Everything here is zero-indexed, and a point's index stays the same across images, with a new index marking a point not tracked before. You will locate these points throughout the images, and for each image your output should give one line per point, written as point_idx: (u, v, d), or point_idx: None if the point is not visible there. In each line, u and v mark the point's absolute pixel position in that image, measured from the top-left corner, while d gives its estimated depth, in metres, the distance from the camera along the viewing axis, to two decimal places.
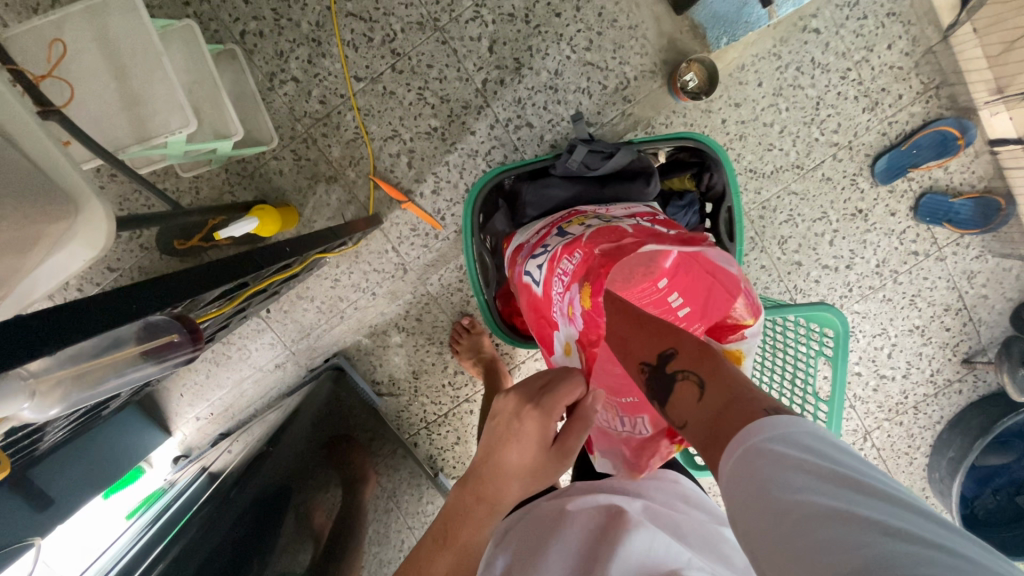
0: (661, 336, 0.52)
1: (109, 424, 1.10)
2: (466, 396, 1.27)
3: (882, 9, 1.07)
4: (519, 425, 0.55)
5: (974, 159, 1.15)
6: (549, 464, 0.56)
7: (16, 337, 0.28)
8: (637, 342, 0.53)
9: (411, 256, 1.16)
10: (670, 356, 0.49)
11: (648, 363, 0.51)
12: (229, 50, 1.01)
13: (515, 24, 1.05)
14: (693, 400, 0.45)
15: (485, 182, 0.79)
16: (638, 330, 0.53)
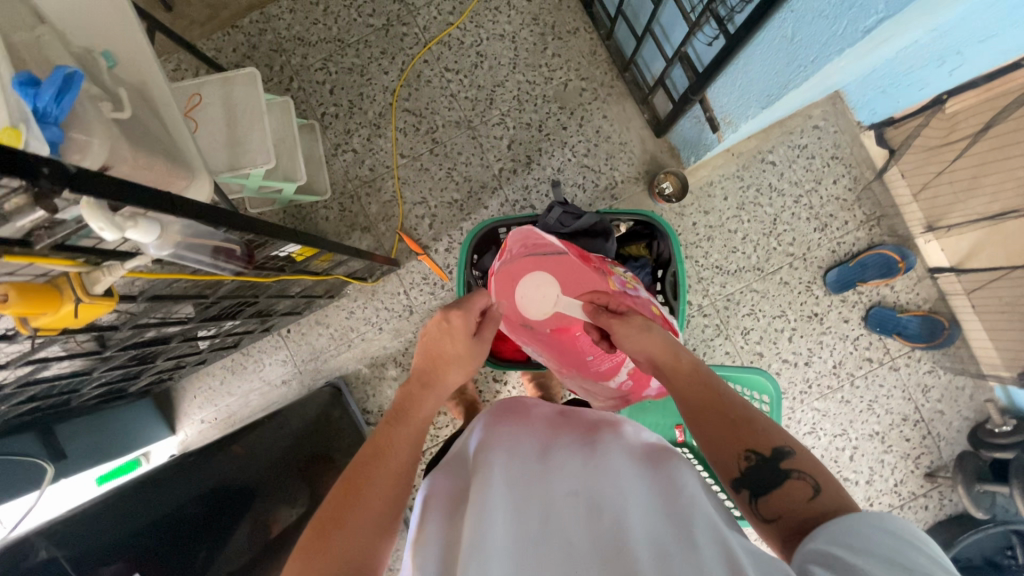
0: (765, 434, 0.55)
1: (126, 405, 1.25)
2: (447, 438, 1.37)
3: (827, 153, 1.33)
4: (447, 324, 0.71)
5: (917, 282, 1.32)
6: (474, 350, 0.73)
7: (173, 201, 0.47)
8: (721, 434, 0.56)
9: (418, 301, 1.35)
10: (782, 454, 0.53)
11: (752, 457, 0.54)
12: (310, 124, 1.32)
13: (530, 131, 1.35)
14: (800, 501, 0.51)
15: (481, 228, 1.00)
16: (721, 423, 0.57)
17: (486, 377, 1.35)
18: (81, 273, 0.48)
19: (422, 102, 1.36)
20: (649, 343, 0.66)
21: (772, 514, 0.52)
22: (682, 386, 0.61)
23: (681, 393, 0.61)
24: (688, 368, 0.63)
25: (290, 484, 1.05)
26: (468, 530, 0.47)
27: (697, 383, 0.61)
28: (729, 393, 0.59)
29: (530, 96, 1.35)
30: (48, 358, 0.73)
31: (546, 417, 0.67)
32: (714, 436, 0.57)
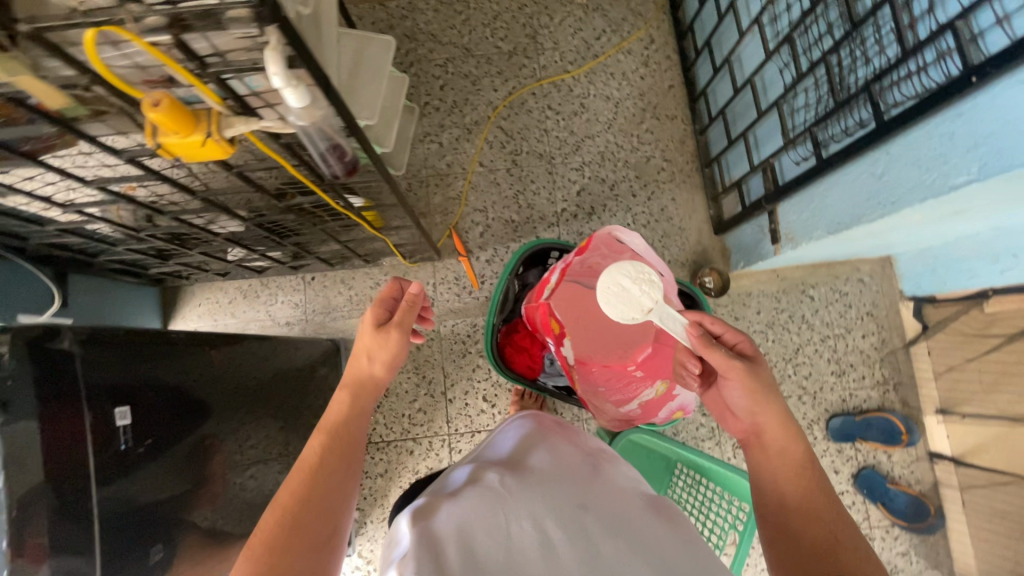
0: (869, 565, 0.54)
1: (136, 286, 1.26)
2: (416, 437, 1.34)
3: (864, 307, 1.37)
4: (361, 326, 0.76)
5: (915, 460, 1.32)
6: (379, 338, 0.75)
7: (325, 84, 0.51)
8: (805, 544, 0.57)
9: (442, 297, 1.37)
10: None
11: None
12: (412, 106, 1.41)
13: (602, 186, 1.42)
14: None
15: (538, 244, 1.04)
16: (810, 526, 0.58)
17: (476, 391, 1.35)
18: (221, 118, 0.52)
19: (516, 125, 1.45)
20: (767, 431, 0.66)
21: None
22: (789, 486, 0.62)
23: (785, 490, 0.62)
24: (796, 466, 0.63)
25: (258, 413, 0.98)
26: (488, 534, 0.67)
27: (805, 487, 0.61)
28: (836, 511, 0.59)
29: (613, 157, 1.44)
30: (118, 198, 0.76)
31: (555, 447, 0.95)
32: (801, 543, 0.58)
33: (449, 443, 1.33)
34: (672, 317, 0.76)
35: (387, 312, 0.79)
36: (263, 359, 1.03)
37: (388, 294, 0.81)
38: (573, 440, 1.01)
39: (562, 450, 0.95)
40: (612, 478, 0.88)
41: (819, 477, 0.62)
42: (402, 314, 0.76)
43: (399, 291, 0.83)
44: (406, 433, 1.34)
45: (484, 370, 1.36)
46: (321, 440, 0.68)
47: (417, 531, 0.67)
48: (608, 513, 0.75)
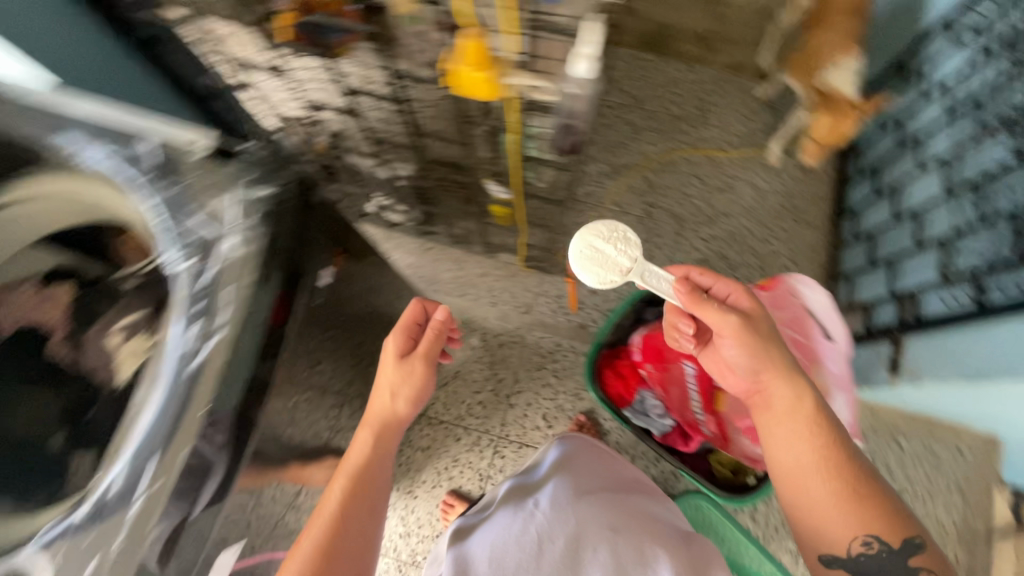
0: (892, 529, 0.67)
1: None
2: (467, 427, 1.35)
3: (955, 477, 1.29)
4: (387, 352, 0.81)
5: None
6: (406, 371, 0.79)
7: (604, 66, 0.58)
8: (833, 507, 0.68)
9: (538, 308, 1.41)
10: (905, 541, 0.67)
11: (874, 544, 0.67)
12: None
13: (723, 262, 1.44)
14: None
15: None
16: (840, 486, 0.69)
17: (537, 407, 1.36)
18: (506, 72, 0.60)
19: (660, 181, 1.51)
20: (785, 433, 0.73)
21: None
22: (822, 485, 0.69)
23: (813, 491, 0.69)
24: (815, 449, 0.71)
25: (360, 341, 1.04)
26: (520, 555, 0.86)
27: (826, 472, 0.69)
28: (864, 485, 0.69)
29: (743, 241, 1.46)
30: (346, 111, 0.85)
31: (581, 474, 1.05)
32: (830, 498, 0.69)
33: (495, 446, 1.34)
34: (653, 274, 0.84)
35: (413, 341, 0.82)
36: (378, 296, 1.10)
37: (411, 318, 0.83)
38: (598, 467, 1.08)
39: (590, 473, 1.05)
40: (643, 505, 1.02)
41: (834, 443, 0.71)
42: (427, 344, 0.81)
43: (429, 314, 0.84)
44: (458, 420, 1.35)
45: (551, 390, 1.37)
46: (364, 441, 0.77)
47: (453, 557, 0.91)
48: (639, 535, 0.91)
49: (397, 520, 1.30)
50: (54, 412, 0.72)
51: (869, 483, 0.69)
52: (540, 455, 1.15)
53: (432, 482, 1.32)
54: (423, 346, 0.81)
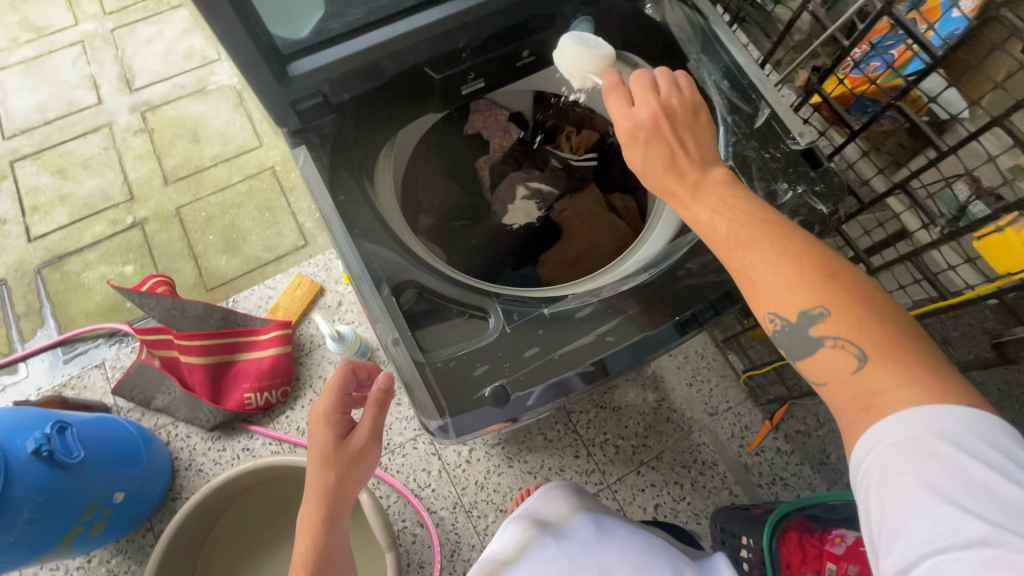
0: (858, 319, 0.46)
1: None
2: (591, 455, 1.34)
3: None
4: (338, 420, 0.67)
5: None
6: (341, 455, 0.65)
7: None
8: (760, 301, 0.51)
9: (722, 420, 1.37)
10: (810, 313, 0.48)
11: (778, 322, 0.51)
12: None
13: None
14: (837, 369, 0.48)
15: None
16: (785, 296, 0.49)
17: (658, 493, 1.32)
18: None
19: None
20: (715, 199, 0.54)
21: (818, 374, 0.50)
22: (756, 256, 0.50)
23: (741, 270, 0.51)
24: (749, 219, 0.52)
25: None
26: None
27: (748, 236, 0.51)
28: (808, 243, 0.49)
29: None
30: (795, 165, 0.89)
31: (598, 517, 0.77)
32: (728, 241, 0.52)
33: (599, 490, 1.32)
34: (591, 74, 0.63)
35: (349, 418, 0.68)
36: None
37: (343, 390, 0.69)
38: (590, 504, 0.81)
39: (609, 515, 0.78)
40: (674, 555, 0.72)
41: (780, 226, 0.51)
42: (368, 422, 0.65)
43: (376, 381, 0.68)
44: (588, 442, 1.35)
45: (679, 491, 1.32)
46: (316, 507, 0.65)
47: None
48: (676, 564, 0.69)
49: (482, 469, 1.32)
50: (447, 205, 0.84)
51: (783, 257, 0.50)
52: (530, 501, 0.84)
53: (530, 468, 1.33)
54: (364, 425, 0.65)
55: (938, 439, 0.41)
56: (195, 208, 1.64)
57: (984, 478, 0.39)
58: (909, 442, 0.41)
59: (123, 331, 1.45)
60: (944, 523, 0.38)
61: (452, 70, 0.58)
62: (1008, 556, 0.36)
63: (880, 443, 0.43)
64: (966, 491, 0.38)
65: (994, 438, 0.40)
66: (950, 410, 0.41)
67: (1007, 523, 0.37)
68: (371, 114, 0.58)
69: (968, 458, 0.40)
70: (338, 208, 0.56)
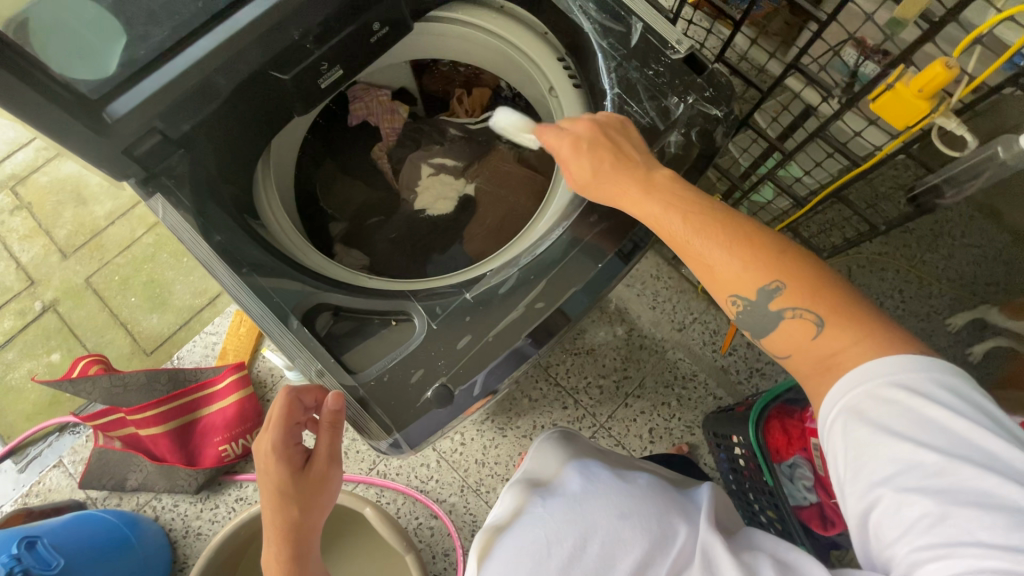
0: (815, 292, 0.47)
1: None
2: (578, 402, 1.36)
3: None
4: (292, 449, 0.53)
5: None
6: (298, 488, 0.51)
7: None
8: (726, 277, 0.49)
9: (691, 332, 1.40)
10: (774, 291, 0.48)
11: (742, 303, 0.50)
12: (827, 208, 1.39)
13: None
14: (799, 340, 0.48)
15: None
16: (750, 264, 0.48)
17: (649, 418, 1.36)
18: (936, 114, 0.60)
19: None
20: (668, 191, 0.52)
21: (782, 348, 0.50)
22: (713, 244, 0.49)
23: (696, 256, 0.50)
24: (699, 207, 0.51)
25: None
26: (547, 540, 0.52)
27: (705, 226, 0.50)
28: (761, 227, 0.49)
29: None
30: None
31: (590, 459, 0.67)
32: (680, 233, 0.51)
33: (593, 431, 1.35)
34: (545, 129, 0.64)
35: (304, 448, 0.55)
36: None
37: (288, 418, 0.53)
38: (583, 456, 0.69)
39: (600, 458, 0.68)
40: (671, 489, 0.61)
41: (728, 213, 0.51)
42: (327, 443, 0.53)
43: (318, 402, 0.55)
44: (572, 390, 1.37)
45: (667, 409, 1.36)
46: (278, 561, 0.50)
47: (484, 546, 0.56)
48: (653, 504, 0.54)
49: (479, 446, 1.33)
50: (354, 204, 0.80)
51: (739, 235, 0.49)
52: (523, 465, 0.72)
53: (523, 432, 1.34)
54: (323, 449, 0.53)
55: (893, 387, 0.42)
56: (106, 273, 1.52)
57: (940, 418, 0.40)
58: (870, 394, 0.42)
59: (70, 422, 1.36)
60: (902, 461, 0.39)
61: (300, 65, 0.53)
62: (955, 484, 0.38)
63: (844, 396, 0.44)
64: (922, 430, 0.40)
65: (950, 381, 0.41)
66: (903, 362, 0.42)
67: (957, 454, 0.39)
68: (221, 140, 0.52)
69: (925, 404, 0.41)
70: (218, 249, 0.52)
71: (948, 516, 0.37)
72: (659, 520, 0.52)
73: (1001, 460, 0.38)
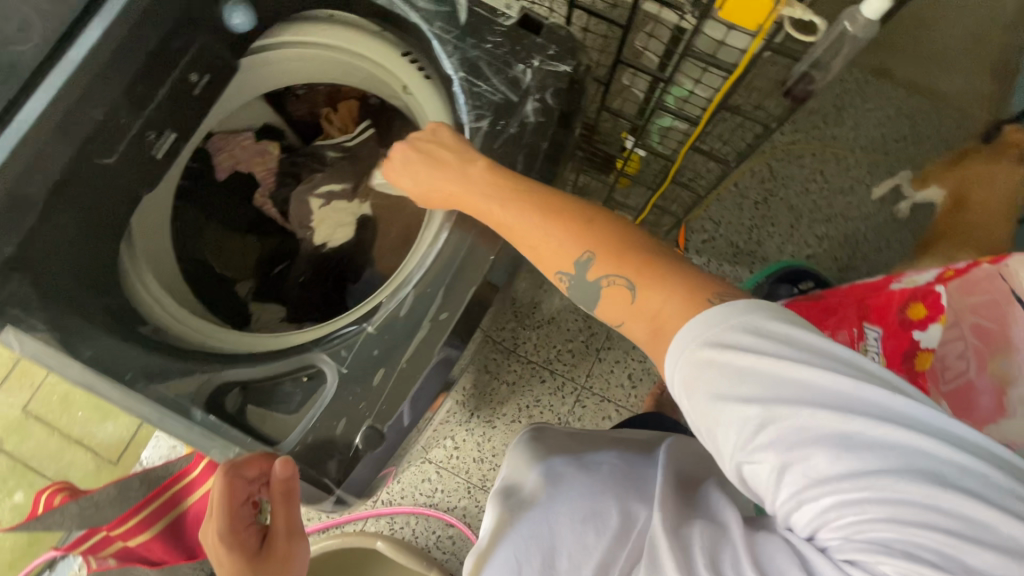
0: (623, 258, 0.48)
1: None
2: (555, 372, 1.37)
3: None
4: (244, 534, 0.49)
5: None
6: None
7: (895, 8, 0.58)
8: (546, 253, 0.51)
9: None
10: (585, 262, 0.50)
11: (567, 278, 0.51)
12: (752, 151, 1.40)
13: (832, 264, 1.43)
14: (622, 305, 0.49)
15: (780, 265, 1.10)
16: (565, 232, 0.50)
17: (625, 365, 1.38)
18: (781, 6, 0.61)
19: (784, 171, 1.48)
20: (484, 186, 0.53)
21: (612, 318, 0.50)
22: (524, 215, 0.51)
23: (519, 235, 0.52)
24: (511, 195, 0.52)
25: None
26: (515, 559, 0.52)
27: (517, 206, 0.51)
28: (565, 200, 0.52)
29: None
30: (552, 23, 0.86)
31: (557, 449, 0.66)
32: (494, 218, 0.53)
33: (577, 395, 1.36)
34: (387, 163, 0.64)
35: (258, 529, 0.51)
36: None
37: (232, 501, 0.49)
38: (555, 448, 0.67)
39: (570, 444, 0.67)
40: (639, 468, 0.61)
41: (530, 191, 0.52)
42: (285, 517, 0.50)
43: (264, 473, 0.52)
44: (546, 362, 1.38)
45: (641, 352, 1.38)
46: None
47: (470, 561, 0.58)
48: (619, 494, 0.55)
49: (473, 445, 1.33)
50: (253, 258, 0.76)
51: (545, 211, 0.51)
52: (503, 470, 0.70)
53: (512, 417, 1.35)
54: (280, 526, 0.50)
55: (705, 348, 0.41)
56: (42, 397, 1.43)
57: (752, 364, 0.39)
58: (691, 362, 0.41)
59: (56, 557, 1.30)
60: (738, 421, 0.39)
61: (120, 146, 0.49)
62: (785, 428, 0.37)
63: (676, 365, 0.42)
64: (743, 384, 0.39)
65: (751, 322, 0.41)
66: (709, 317, 0.42)
67: (779, 398, 0.38)
68: (62, 250, 0.48)
69: (734, 355, 0.40)
70: (92, 362, 0.50)
71: (791, 462, 0.37)
72: (617, 518, 0.52)
73: (816, 385, 0.38)
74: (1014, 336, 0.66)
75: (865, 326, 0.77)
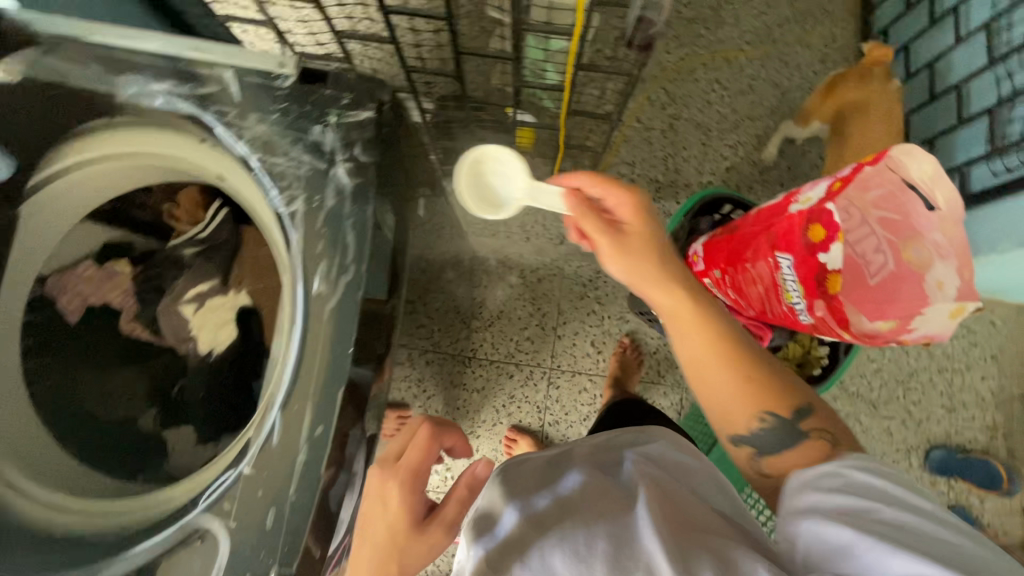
0: (819, 416, 0.61)
1: None
2: (520, 364, 1.35)
3: (987, 349, 1.34)
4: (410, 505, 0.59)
5: (1007, 511, 1.29)
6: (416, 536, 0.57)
7: None
8: (717, 376, 0.61)
9: (573, 237, 1.39)
10: (803, 414, 0.61)
11: (760, 423, 0.61)
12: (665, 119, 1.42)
13: (751, 169, 1.42)
14: (808, 463, 0.58)
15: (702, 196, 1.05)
16: (736, 366, 0.61)
17: (585, 334, 1.37)
18: None
19: (680, 92, 1.45)
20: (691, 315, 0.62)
21: (785, 467, 0.60)
22: (722, 374, 0.61)
23: (715, 380, 0.61)
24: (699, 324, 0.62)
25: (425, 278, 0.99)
26: None
27: (727, 362, 0.61)
28: (756, 361, 0.62)
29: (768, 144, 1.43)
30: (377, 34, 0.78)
31: (521, 474, 0.61)
32: (698, 356, 0.61)
33: (548, 377, 1.35)
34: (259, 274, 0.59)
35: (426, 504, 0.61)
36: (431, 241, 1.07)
37: (432, 444, 0.63)
38: (521, 480, 0.60)
39: (530, 469, 0.62)
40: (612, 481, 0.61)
41: (733, 347, 0.60)
42: (456, 501, 0.62)
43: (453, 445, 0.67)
44: (509, 357, 1.36)
45: (596, 316, 1.37)
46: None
47: None
48: (599, 507, 0.54)
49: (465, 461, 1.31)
50: (144, 389, 0.70)
51: (735, 348, 0.61)
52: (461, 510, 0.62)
53: (492, 421, 1.33)
54: (449, 510, 0.60)
55: (866, 506, 0.49)
56: None
57: (889, 518, 0.48)
58: (851, 517, 0.48)
59: None
60: (828, 542, 0.47)
61: None
62: (860, 541, 0.46)
63: (794, 503, 0.53)
64: (857, 521, 0.48)
65: (875, 476, 0.51)
66: (855, 469, 0.52)
67: (870, 536, 0.46)
68: None
69: (874, 509, 0.48)
70: None
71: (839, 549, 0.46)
72: (610, 537, 0.50)
73: (883, 503, 0.49)
74: (917, 222, 0.71)
75: (778, 255, 0.75)
